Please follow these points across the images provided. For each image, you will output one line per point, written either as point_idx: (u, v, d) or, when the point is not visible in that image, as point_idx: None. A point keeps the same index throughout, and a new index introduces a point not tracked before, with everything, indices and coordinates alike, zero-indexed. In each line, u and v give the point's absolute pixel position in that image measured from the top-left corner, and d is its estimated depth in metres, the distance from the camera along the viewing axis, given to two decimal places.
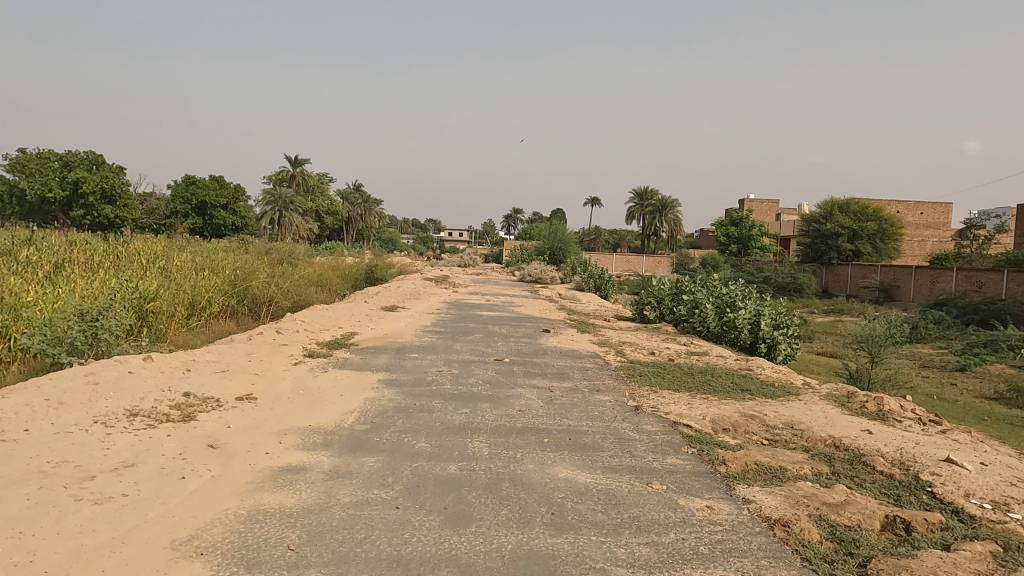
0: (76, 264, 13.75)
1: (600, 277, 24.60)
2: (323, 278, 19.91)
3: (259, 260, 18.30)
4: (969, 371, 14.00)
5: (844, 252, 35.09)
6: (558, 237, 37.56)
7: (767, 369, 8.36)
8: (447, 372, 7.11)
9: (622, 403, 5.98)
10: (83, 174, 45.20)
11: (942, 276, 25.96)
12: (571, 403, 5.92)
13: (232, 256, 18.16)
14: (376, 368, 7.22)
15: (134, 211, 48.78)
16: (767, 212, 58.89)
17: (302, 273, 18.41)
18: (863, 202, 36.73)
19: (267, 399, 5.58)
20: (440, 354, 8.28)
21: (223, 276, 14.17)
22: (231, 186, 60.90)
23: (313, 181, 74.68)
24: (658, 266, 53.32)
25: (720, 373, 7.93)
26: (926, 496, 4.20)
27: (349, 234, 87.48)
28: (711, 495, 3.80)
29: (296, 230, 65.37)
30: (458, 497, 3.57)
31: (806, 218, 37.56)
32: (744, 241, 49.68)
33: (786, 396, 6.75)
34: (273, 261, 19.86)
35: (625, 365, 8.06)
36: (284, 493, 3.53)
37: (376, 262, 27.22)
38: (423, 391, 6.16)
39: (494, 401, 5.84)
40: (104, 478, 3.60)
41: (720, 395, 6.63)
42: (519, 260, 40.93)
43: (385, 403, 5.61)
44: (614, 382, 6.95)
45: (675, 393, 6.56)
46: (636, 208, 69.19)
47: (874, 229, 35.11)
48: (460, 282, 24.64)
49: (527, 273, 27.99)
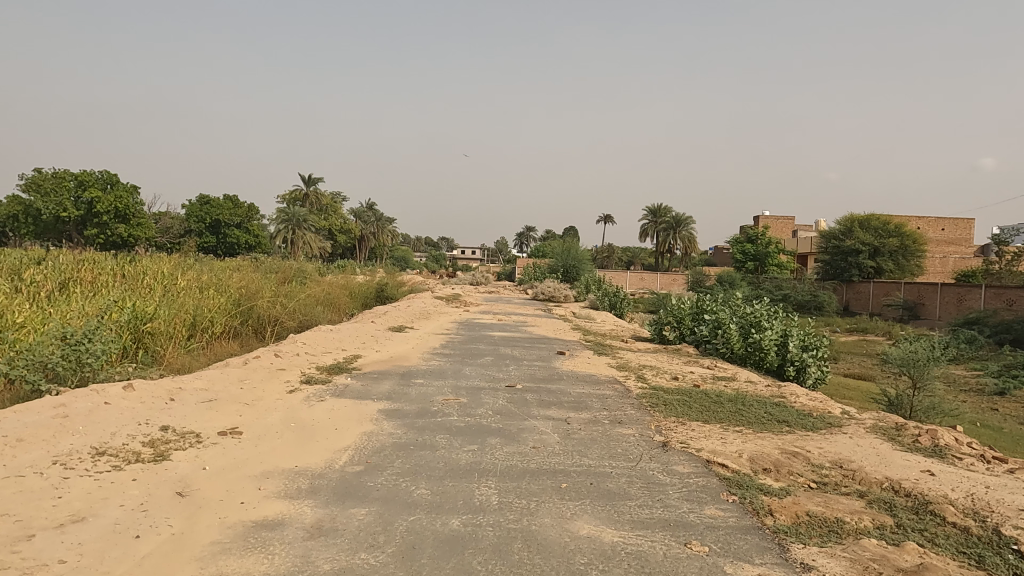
0: (78, 283, 13.42)
1: (615, 295, 23.97)
2: (331, 297, 19.50)
3: (267, 279, 17.94)
4: (1009, 394, 13.22)
5: (865, 269, 34.19)
6: (571, 254, 37.09)
7: (802, 397, 7.68)
8: (454, 401, 6.51)
9: (648, 438, 5.36)
10: (97, 194, 45.69)
11: (970, 294, 25.12)
12: (590, 438, 5.32)
13: (241, 275, 17.80)
14: (378, 397, 6.63)
15: (147, 230, 48.99)
16: (783, 230, 58.23)
17: (310, 292, 18.00)
18: (885, 218, 35.93)
19: (254, 433, 5.04)
20: (448, 380, 7.69)
21: (226, 296, 13.77)
22: (245, 206, 61.21)
23: (326, 199, 75.08)
24: (673, 284, 52.68)
25: (751, 401, 7.26)
26: (1014, 558, 3.55)
27: (362, 253, 87.55)
28: (763, 560, 3.18)
29: (309, 248, 65.57)
30: (461, 564, 2.97)
31: (826, 235, 36.83)
32: (761, 258, 49.03)
33: (829, 429, 6.09)
34: (280, 280, 19.49)
35: (647, 392, 7.44)
36: (253, 558, 2.96)
37: (387, 281, 26.90)
38: (427, 424, 5.57)
39: (504, 435, 5.26)
40: (43, 538, 3.05)
41: (756, 428, 6.01)
42: (531, 278, 40.47)
43: (383, 439, 5.03)
44: (637, 413, 6.33)
45: (705, 426, 5.93)
46: (649, 225, 68.91)
47: (896, 246, 34.22)
48: (472, 301, 24.14)
49: (539, 290, 27.41)
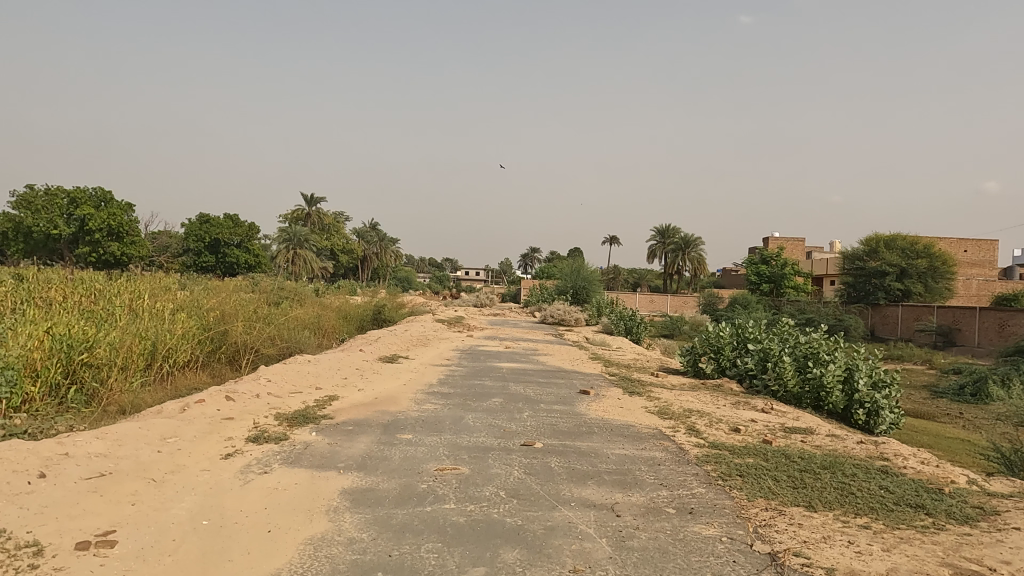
0: (22, 303, 11.62)
1: (630, 319, 22.18)
2: (320, 320, 17.72)
3: (248, 300, 16.17)
4: None
5: (892, 292, 32.34)
6: (580, 274, 35.32)
7: (912, 461, 5.82)
8: (452, 473, 4.68)
9: (746, 550, 3.50)
10: (89, 211, 44.41)
11: (1014, 320, 23.29)
12: (656, 547, 3.48)
13: (222, 295, 16.03)
14: (347, 464, 4.80)
15: (141, 249, 47.61)
16: (796, 251, 56.57)
17: (296, 315, 16.21)
18: (911, 238, 34.19)
19: (136, 545, 3.22)
20: (445, 435, 5.82)
21: (194, 321, 11.95)
22: (245, 225, 59.85)
23: (327, 219, 73.79)
24: (684, 306, 50.92)
25: (852, 468, 5.39)
26: None
27: (364, 273, 86.12)
28: None
29: (309, 268, 64.17)
30: None
31: (848, 255, 35.06)
32: (776, 280, 47.28)
33: (991, 523, 4.21)
34: (265, 301, 17.74)
35: (710, 455, 5.57)
36: None
37: (385, 303, 25.18)
38: (411, 519, 3.73)
39: (525, 545, 3.43)
40: None
41: (886, 519, 4.16)
42: (537, 300, 38.70)
43: (337, 556, 3.19)
44: (710, 493, 4.48)
45: (817, 518, 4.07)
46: (657, 246, 67.40)
47: (924, 267, 32.40)
48: (476, 325, 22.36)
49: (548, 314, 25.64)
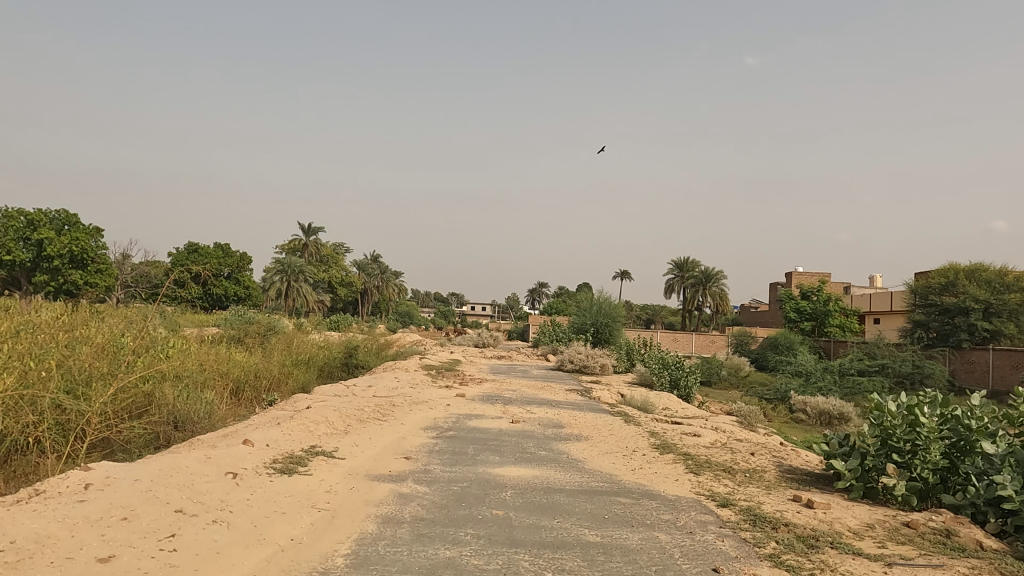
0: None
1: (676, 368, 16.96)
2: (248, 369, 12.30)
3: (146, 329, 10.40)
4: None
5: (977, 332, 26.91)
6: (601, 309, 30.10)
7: None
8: None
9: None
10: (49, 235, 39.89)
11: None
12: None
13: (103, 317, 10.29)
14: None
15: (108, 278, 42.98)
16: (836, 287, 51.29)
17: (206, 361, 10.81)
18: (995, 269, 28.84)
19: None
20: None
21: None
22: (236, 255, 56.77)
23: (325, 249, 69.27)
24: (712, 345, 45.71)
25: None
26: None
27: (365, 307, 81.13)
28: None
29: (303, 301, 59.34)
30: None
31: (920, 288, 29.79)
32: (819, 317, 42.10)
33: None
34: (179, 334, 12.07)
35: None
36: None
37: (362, 343, 20.02)
38: None
39: None
40: None
41: None
42: (550, 338, 33.52)
43: None
44: None
45: None
46: (675, 280, 62.41)
47: (1016, 302, 26.97)
48: (477, 374, 17.17)
49: (567, 359, 20.47)
